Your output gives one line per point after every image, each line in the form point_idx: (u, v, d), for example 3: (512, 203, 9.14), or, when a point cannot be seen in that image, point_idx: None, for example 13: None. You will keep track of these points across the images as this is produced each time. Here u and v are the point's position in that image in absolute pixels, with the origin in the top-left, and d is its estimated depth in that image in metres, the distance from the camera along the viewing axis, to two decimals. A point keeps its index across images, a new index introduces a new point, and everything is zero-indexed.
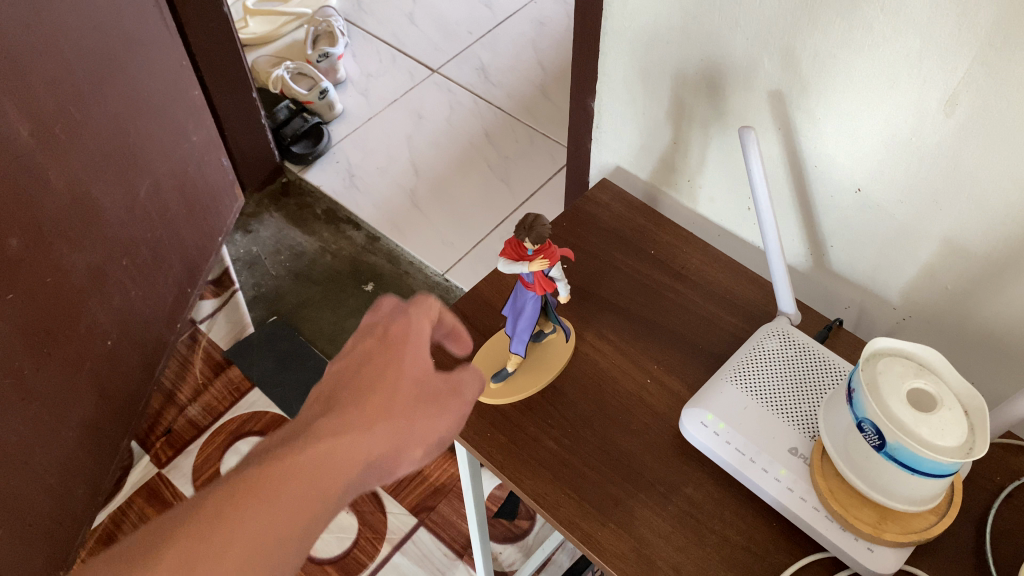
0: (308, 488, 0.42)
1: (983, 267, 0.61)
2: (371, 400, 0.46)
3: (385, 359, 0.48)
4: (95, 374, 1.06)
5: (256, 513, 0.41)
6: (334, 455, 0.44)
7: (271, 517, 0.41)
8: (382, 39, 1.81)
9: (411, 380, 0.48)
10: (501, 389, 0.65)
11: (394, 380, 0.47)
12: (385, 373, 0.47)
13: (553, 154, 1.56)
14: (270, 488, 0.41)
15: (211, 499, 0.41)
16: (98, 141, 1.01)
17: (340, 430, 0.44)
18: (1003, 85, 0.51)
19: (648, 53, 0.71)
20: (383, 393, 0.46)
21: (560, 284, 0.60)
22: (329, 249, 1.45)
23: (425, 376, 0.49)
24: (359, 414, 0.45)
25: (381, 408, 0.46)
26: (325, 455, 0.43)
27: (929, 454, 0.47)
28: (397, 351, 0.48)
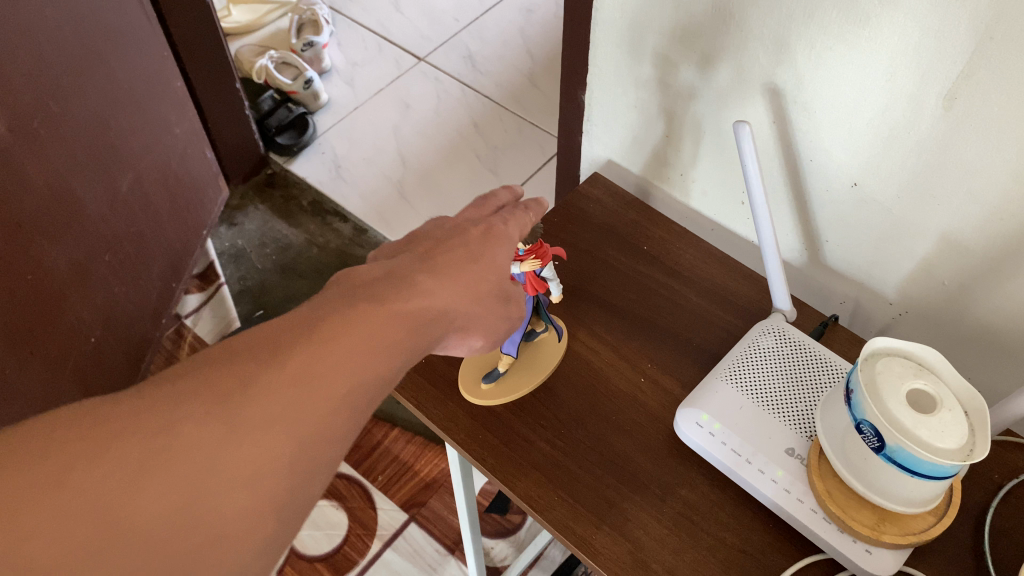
0: (306, 419, 0.36)
1: (981, 263, 0.60)
2: (387, 348, 0.39)
3: (430, 275, 0.44)
4: (79, 373, 1.04)
5: (246, 435, 0.34)
6: (342, 381, 0.37)
7: (264, 434, 0.34)
8: (367, 27, 1.78)
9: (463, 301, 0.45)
10: (493, 390, 0.64)
11: (418, 323, 0.42)
12: (412, 321, 0.41)
13: (543, 143, 1.55)
14: (271, 409, 0.35)
15: (203, 391, 0.34)
16: (78, 135, 0.98)
17: (355, 358, 0.38)
18: (1002, 80, 0.49)
19: (640, 45, 0.69)
20: (396, 337, 0.40)
21: (552, 284, 0.61)
22: (316, 241, 1.43)
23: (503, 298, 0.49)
24: (375, 350, 0.39)
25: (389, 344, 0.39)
26: (335, 377, 0.37)
27: (929, 457, 0.46)
28: (444, 278, 0.44)
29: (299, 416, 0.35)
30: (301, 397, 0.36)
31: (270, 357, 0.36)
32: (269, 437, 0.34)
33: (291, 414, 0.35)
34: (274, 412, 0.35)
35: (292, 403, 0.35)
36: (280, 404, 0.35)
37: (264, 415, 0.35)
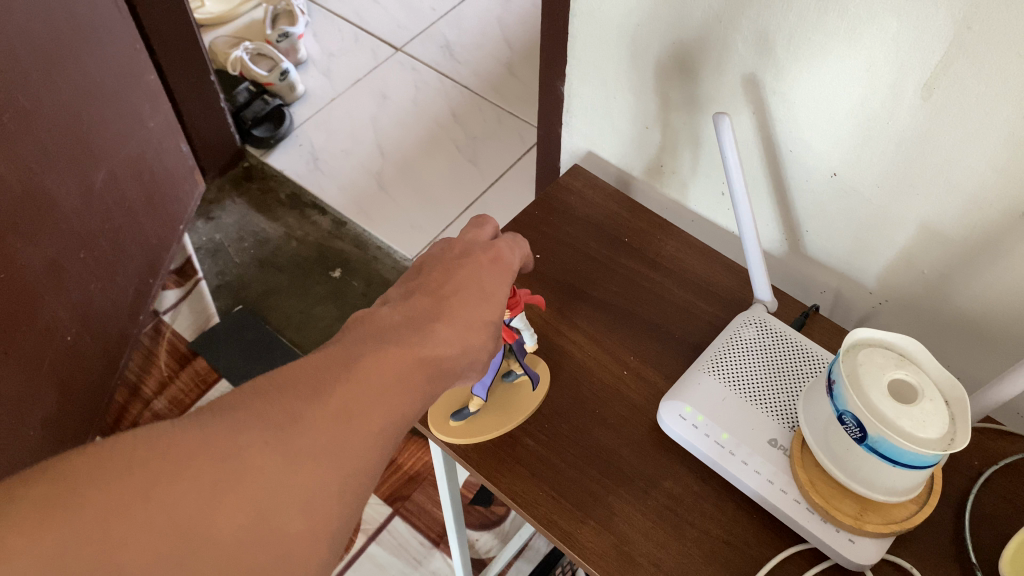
0: (337, 472, 0.37)
1: (959, 252, 0.60)
2: (406, 405, 0.40)
3: (446, 321, 0.44)
4: (56, 371, 1.03)
5: (285, 484, 0.35)
6: (369, 441, 0.38)
7: (300, 482, 0.36)
8: (343, 17, 1.77)
9: (473, 352, 0.45)
10: (461, 427, 0.61)
11: (434, 378, 0.42)
12: (432, 373, 0.42)
13: (522, 133, 1.54)
14: (309, 460, 0.36)
15: (261, 416, 0.36)
16: (49, 131, 0.97)
17: (382, 416, 0.39)
18: (980, 69, 0.49)
19: (620, 37, 0.69)
20: (417, 386, 0.41)
21: (524, 333, 0.62)
22: (294, 234, 1.42)
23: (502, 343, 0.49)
24: (398, 405, 0.40)
25: (411, 390, 0.40)
26: (364, 432, 0.38)
27: (911, 447, 0.47)
28: (455, 331, 0.44)
29: (333, 466, 0.37)
30: (331, 451, 0.37)
31: (308, 409, 0.37)
32: (308, 480, 0.36)
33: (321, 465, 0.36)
34: (310, 468, 0.36)
35: (325, 457, 0.36)
36: (312, 457, 0.36)
37: (297, 467, 0.36)
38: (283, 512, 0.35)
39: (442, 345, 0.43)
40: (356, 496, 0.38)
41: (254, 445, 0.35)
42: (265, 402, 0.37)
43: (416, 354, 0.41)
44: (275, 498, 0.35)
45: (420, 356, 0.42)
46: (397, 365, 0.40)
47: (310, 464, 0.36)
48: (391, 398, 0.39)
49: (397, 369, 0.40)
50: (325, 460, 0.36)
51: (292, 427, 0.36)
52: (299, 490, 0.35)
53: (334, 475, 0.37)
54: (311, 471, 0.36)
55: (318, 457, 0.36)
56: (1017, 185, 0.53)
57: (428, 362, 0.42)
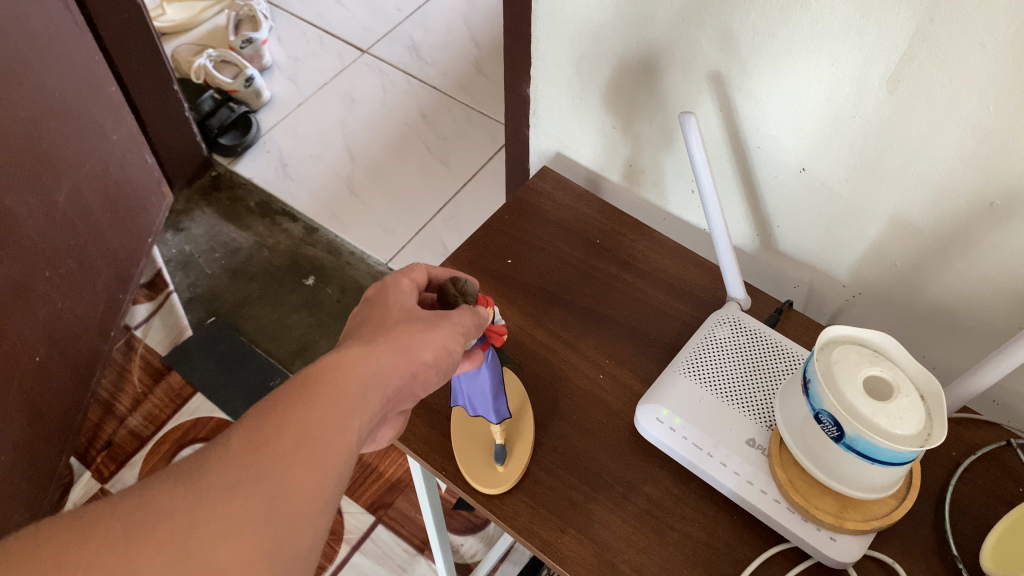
0: (265, 499, 0.35)
1: (931, 244, 0.60)
2: (335, 429, 0.39)
3: (359, 346, 0.43)
4: (26, 392, 1.01)
5: (206, 522, 0.34)
6: (298, 465, 0.37)
7: (223, 515, 0.34)
8: (307, 20, 1.75)
9: (395, 376, 0.43)
10: (508, 466, 0.59)
11: (359, 402, 0.41)
12: (355, 396, 0.40)
13: (492, 132, 1.54)
14: (227, 495, 0.35)
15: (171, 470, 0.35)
16: (8, 148, 0.94)
17: (309, 439, 0.37)
18: (944, 60, 0.49)
19: (584, 37, 0.68)
20: (345, 408, 0.40)
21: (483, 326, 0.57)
22: (265, 243, 1.40)
23: (436, 334, 0.46)
24: (325, 428, 0.38)
25: (336, 414, 0.39)
26: (289, 456, 0.37)
27: (888, 445, 0.46)
28: (370, 355, 0.42)
29: (257, 495, 0.35)
30: (253, 479, 0.35)
31: (223, 449, 0.36)
32: (231, 513, 0.34)
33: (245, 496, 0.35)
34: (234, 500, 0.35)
35: (245, 487, 0.35)
36: (232, 488, 0.35)
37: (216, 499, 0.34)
38: (205, 546, 0.33)
39: (365, 368, 0.42)
40: (298, 524, 0.36)
41: (167, 491, 0.34)
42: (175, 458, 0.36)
43: (336, 378, 0.40)
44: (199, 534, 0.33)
45: (339, 379, 0.40)
46: (313, 391, 0.39)
47: (232, 495, 0.35)
48: (316, 423, 0.38)
49: (314, 396, 0.39)
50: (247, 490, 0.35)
51: (212, 466, 0.35)
52: (224, 525, 0.34)
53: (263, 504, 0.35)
54: (231, 503, 0.34)
55: (237, 490, 0.35)
56: (983, 174, 0.53)
57: (350, 384, 0.41)
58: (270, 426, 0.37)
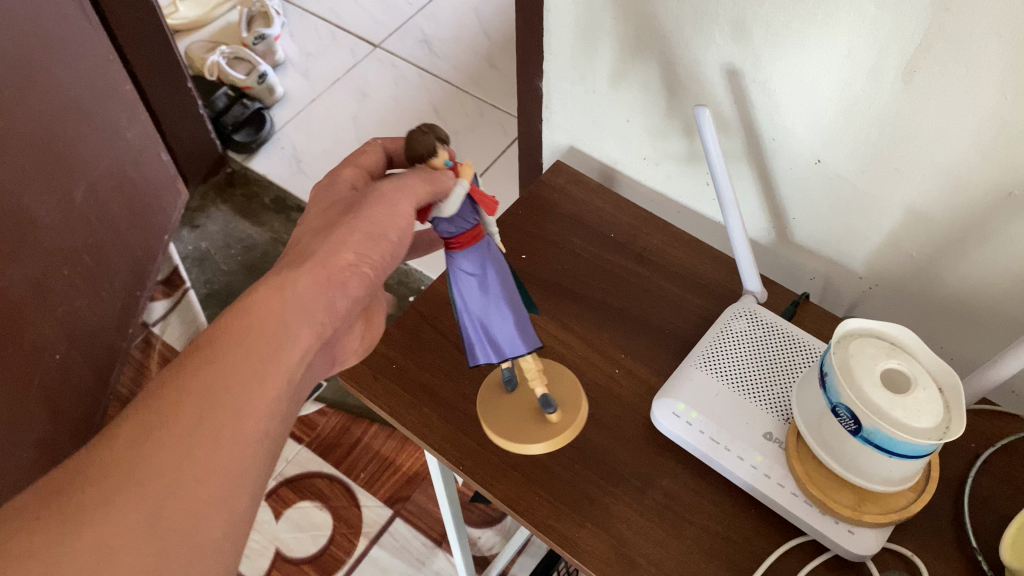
0: (190, 462, 0.38)
1: (948, 235, 0.60)
2: (255, 373, 0.41)
3: (276, 281, 0.44)
4: (46, 390, 1.02)
5: (133, 493, 0.37)
6: (221, 422, 0.39)
7: (147, 484, 0.37)
8: (319, 16, 1.75)
9: (316, 301, 0.44)
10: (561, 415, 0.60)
11: (277, 339, 0.42)
12: (272, 335, 0.42)
13: (505, 125, 1.53)
14: (151, 463, 0.37)
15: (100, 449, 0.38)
16: (24, 147, 0.95)
17: (227, 390, 0.40)
18: (961, 50, 0.49)
19: (596, 31, 0.68)
20: (263, 355, 0.41)
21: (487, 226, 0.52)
22: (281, 239, 1.41)
23: (353, 228, 0.46)
24: (243, 375, 0.40)
25: (253, 363, 0.41)
26: (209, 411, 0.39)
27: (906, 438, 0.46)
28: (285, 287, 0.44)
29: (181, 459, 0.38)
30: (178, 446, 0.38)
31: (145, 419, 0.38)
32: (156, 481, 0.37)
33: (167, 456, 0.38)
34: (158, 458, 0.37)
35: (170, 453, 0.38)
36: (155, 449, 0.38)
37: (141, 461, 0.37)
38: (136, 515, 0.36)
39: (284, 306, 0.43)
40: (228, 480, 0.39)
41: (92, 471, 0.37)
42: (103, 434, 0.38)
43: (251, 324, 0.42)
44: (130, 496, 0.36)
45: (254, 323, 0.42)
46: (230, 343, 0.41)
47: (157, 454, 0.37)
48: (233, 371, 0.40)
49: (229, 346, 0.41)
50: (171, 447, 0.38)
51: (139, 433, 0.38)
52: (154, 489, 0.37)
53: (186, 461, 0.38)
54: (154, 472, 0.37)
55: (162, 457, 0.37)
56: (1000, 164, 0.53)
57: (269, 326, 0.42)
58: (184, 381, 0.40)
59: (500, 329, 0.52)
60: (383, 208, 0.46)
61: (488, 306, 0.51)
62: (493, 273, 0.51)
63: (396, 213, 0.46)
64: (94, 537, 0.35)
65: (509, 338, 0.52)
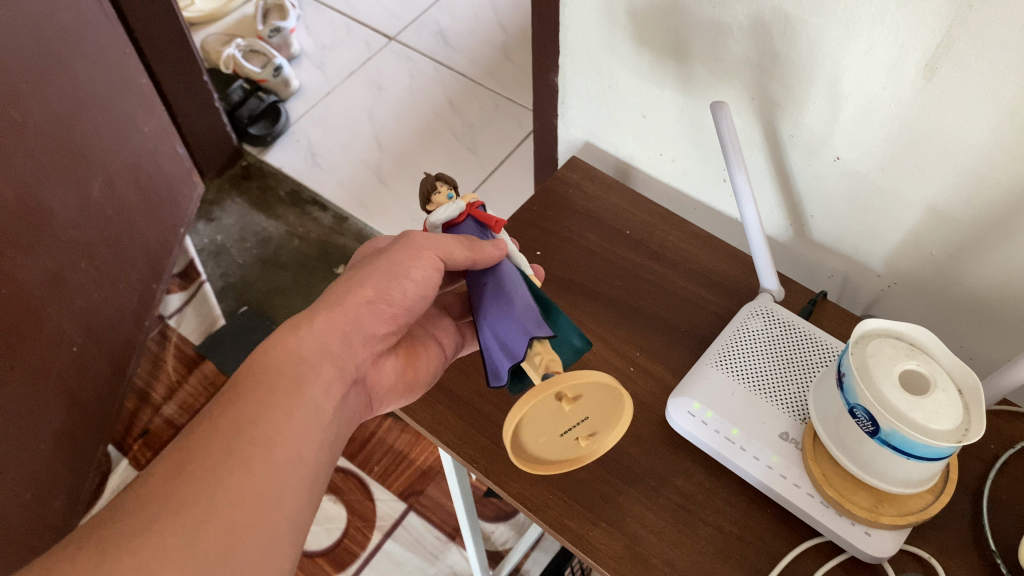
0: (230, 476, 0.42)
1: (969, 233, 0.59)
2: (279, 404, 0.46)
3: (293, 324, 0.50)
4: (63, 383, 1.02)
5: (179, 504, 0.41)
6: (256, 443, 0.44)
7: (194, 498, 0.41)
8: (335, 8, 1.75)
9: (333, 338, 0.51)
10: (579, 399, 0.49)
11: (297, 373, 0.47)
12: (291, 370, 0.47)
13: (520, 118, 1.53)
14: (197, 478, 0.42)
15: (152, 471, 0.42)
16: (41, 141, 0.95)
17: (254, 422, 0.44)
18: (983, 47, 0.48)
19: (613, 27, 0.67)
20: (289, 386, 0.47)
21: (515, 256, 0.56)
22: (296, 232, 1.41)
23: (374, 269, 0.52)
24: (268, 407, 0.45)
25: (286, 394, 0.46)
26: (243, 437, 0.44)
27: (924, 440, 0.45)
28: (302, 326, 0.50)
29: (224, 474, 0.42)
30: (218, 467, 0.42)
31: (191, 444, 0.43)
32: (201, 495, 0.41)
33: (207, 479, 0.42)
34: (192, 489, 0.41)
35: (214, 470, 0.42)
36: (189, 479, 0.41)
37: (176, 491, 0.41)
38: (183, 529, 0.40)
39: (297, 343, 0.49)
40: (265, 496, 0.43)
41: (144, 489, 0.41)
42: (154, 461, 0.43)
43: (272, 361, 0.48)
44: (168, 522, 0.40)
45: (273, 362, 0.48)
46: (257, 376, 0.46)
47: (191, 484, 0.41)
48: (259, 404, 0.45)
49: (252, 382, 0.46)
50: (204, 477, 0.42)
51: (173, 466, 0.42)
52: (197, 507, 0.41)
53: (220, 487, 0.42)
54: (199, 484, 0.41)
55: (206, 473, 0.42)
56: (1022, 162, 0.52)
57: (288, 360, 0.48)
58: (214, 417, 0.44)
59: (506, 326, 0.49)
60: (409, 256, 0.52)
61: (496, 307, 0.50)
62: (497, 277, 0.52)
63: (420, 258, 0.52)
64: (135, 563, 0.38)
65: (512, 330, 0.49)
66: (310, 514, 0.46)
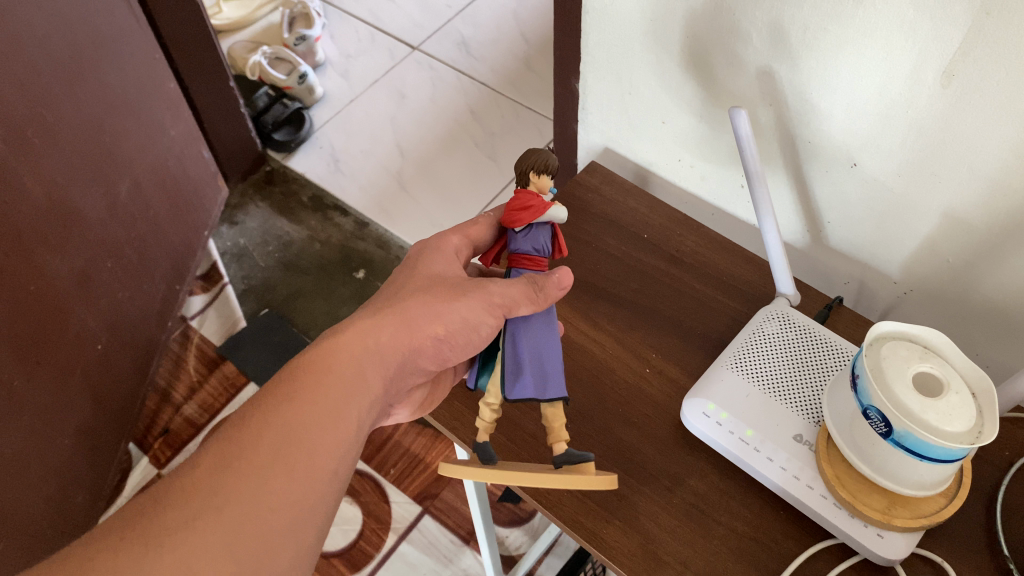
0: (271, 479, 0.45)
1: (985, 239, 0.59)
2: (327, 414, 0.48)
3: (360, 330, 0.53)
4: (87, 379, 1.04)
5: (222, 500, 0.43)
6: (299, 451, 0.46)
7: (235, 496, 0.44)
8: (360, 18, 1.77)
9: (392, 355, 0.53)
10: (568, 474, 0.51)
11: (351, 385, 0.50)
12: (347, 382, 0.50)
13: (540, 127, 1.54)
14: (238, 477, 0.44)
15: (198, 463, 0.45)
16: (71, 142, 0.98)
17: (303, 428, 0.47)
18: (999, 55, 0.48)
19: (634, 34, 0.68)
20: (341, 398, 0.49)
21: None
22: (318, 236, 1.43)
23: (453, 306, 0.54)
24: (317, 414, 0.48)
25: (336, 408, 0.49)
26: (288, 444, 0.46)
27: (937, 441, 0.46)
28: (371, 336, 0.52)
29: (267, 476, 0.45)
30: (261, 470, 0.45)
31: (239, 441, 0.46)
32: (242, 495, 0.44)
33: (248, 480, 0.44)
34: (236, 488, 0.44)
35: (257, 471, 0.45)
36: (235, 477, 0.44)
37: (221, 487, 0.44)
38: (223, 524, 0.43)
39: (358, 353, 0.51)
40: (300, 506, 0.45)
41: (190, 479, 0.44)
42: (201, 449, 0.45)
43: (330, 367, 0.50)
44: (209, 519, 0.43)
45: (333, 366, 0.50)
46: (313, 382, 0.49)
47: (236, 483, 0.44)
48: (309, 411, 0.48)
49: (308, 385, 0.49)
50: (249, 477, 0.44)
51: (219, 463, 0.44)
52: (237, 506, 0.43)
53: (263, 490, 0.44)
54: (241, 483, 0.44)
55: (250, 474, 0.44)
56: None
57: (345, 370, 0.50)
58: (265, 416, 0.47)
59: (548, 361, 0.52)
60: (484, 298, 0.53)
61: (547, 336, 0.53)
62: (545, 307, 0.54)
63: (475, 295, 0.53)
64: (175, 556, 0.41)
65: (554, 371, 0.51)
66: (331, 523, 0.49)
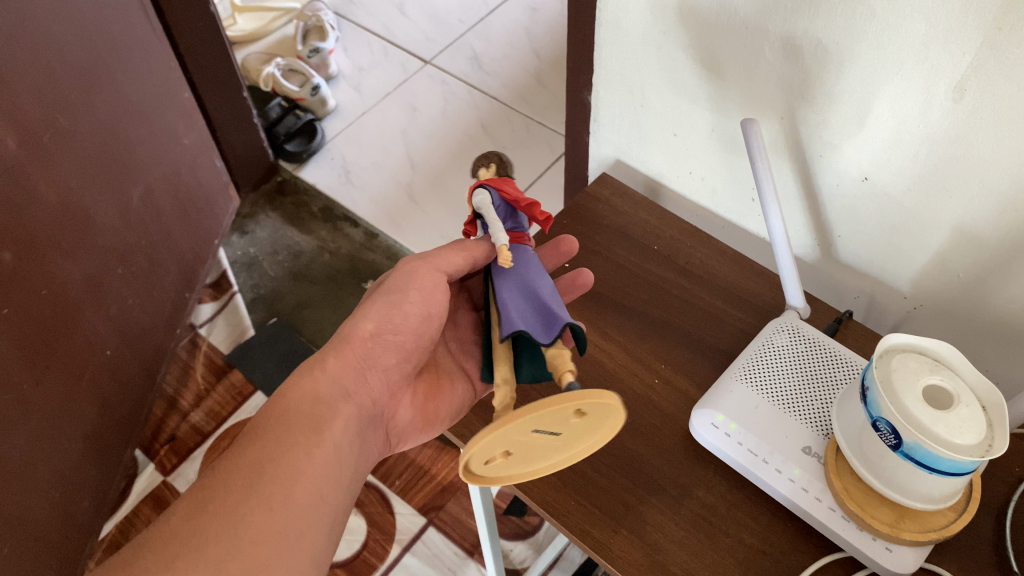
0: (248, 516, 0.47)
1: (996, 255, 0.59)
2: (299, 444, 0.51)
3: (312, 368, 0.56)
4: (96, 384, 1.04)
5: (199, 541, 0.45)
6: (275, 485, 0.48)
7: (213, 536, 0.46)
8: (372, 31, 1.79)
9: (347, 377, 0.56)
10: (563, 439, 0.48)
11: (315, 415, 0.53)
12: (309, 411, 0.53)
13: (551, 143, 1.54)
14: (214, 518, 0.46)
15: (177, 511, 0.47)
16: (86, 148, 0.98)
17: (275, 463, 0.49)
18: (1013, 70, 0.49)
19: (647, 47, 0.69)
20: (309, 430, 0.52)
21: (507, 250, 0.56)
22: (328, 247, 1.44)
23: (376, 301, 0.58)
24: (288, 447, 0.50)
25: (306, 442, 0.51)
26: (263, 480, 0.48)
27: (947, 454, 0.45)
28: (318, 368, 0.56)
29: (244, 513, 0.47)
30: (236, 509, 0.47)
31: (213, 486, 0.48)
32: (219, 533, 0.46)
33: (226, 519, 0.46)
34: (215, 529, 0.46)
35: (231, 512, 0.47)
36: (210, 519, 0.46)
37: (199, 530, 0.46)
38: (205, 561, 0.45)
39: (315, 387, 0.55)
40: (284, 535, 0.47)
41: (168, 528, 0.46)
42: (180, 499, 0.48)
43: (293, 407, 0.53)
44: (192, 559, 0.45)
45: (296, 405, 0.53)
46: (278, 422, 0.52)
47: (214, 524, 0.46)
48: (279, 446, 0.50)
49: (273, 423, 0.52)
50: (228, 517, 0.47)
51: (195, 509, 0.47)
52: (217, 544, 0.45)
53: (243, 527, 0.46)
54: (218, 522, 0.46)
55: (226, 514, 0.47)
56: None
57: (307, 406, 0.53)
58: (236, 459, 0.50)
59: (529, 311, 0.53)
60: (406, 281, 0.58)
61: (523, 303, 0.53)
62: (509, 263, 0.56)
63: (418, 278, 0.58)
64: None
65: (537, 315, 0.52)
66: (330, 549, 0.51)
